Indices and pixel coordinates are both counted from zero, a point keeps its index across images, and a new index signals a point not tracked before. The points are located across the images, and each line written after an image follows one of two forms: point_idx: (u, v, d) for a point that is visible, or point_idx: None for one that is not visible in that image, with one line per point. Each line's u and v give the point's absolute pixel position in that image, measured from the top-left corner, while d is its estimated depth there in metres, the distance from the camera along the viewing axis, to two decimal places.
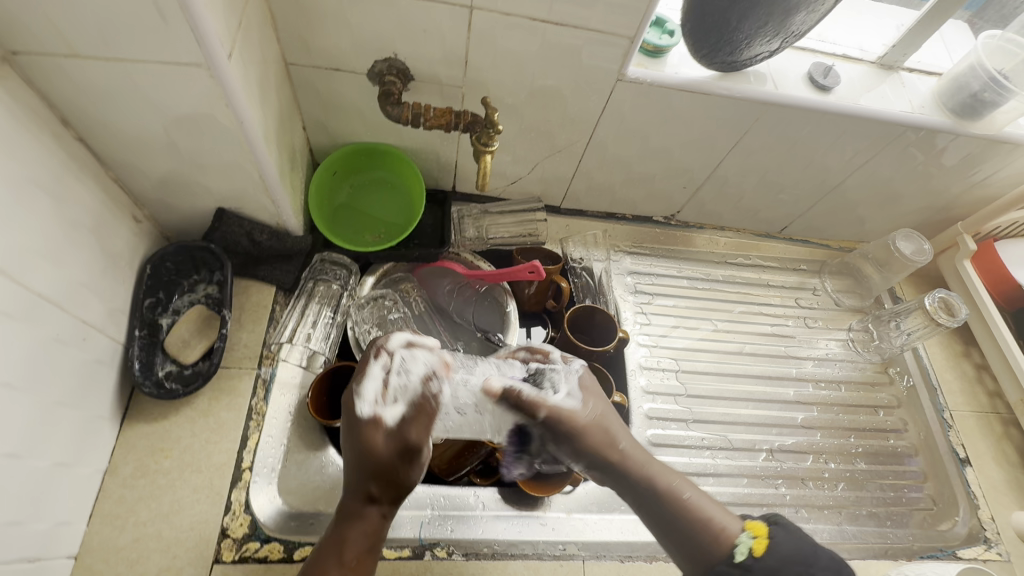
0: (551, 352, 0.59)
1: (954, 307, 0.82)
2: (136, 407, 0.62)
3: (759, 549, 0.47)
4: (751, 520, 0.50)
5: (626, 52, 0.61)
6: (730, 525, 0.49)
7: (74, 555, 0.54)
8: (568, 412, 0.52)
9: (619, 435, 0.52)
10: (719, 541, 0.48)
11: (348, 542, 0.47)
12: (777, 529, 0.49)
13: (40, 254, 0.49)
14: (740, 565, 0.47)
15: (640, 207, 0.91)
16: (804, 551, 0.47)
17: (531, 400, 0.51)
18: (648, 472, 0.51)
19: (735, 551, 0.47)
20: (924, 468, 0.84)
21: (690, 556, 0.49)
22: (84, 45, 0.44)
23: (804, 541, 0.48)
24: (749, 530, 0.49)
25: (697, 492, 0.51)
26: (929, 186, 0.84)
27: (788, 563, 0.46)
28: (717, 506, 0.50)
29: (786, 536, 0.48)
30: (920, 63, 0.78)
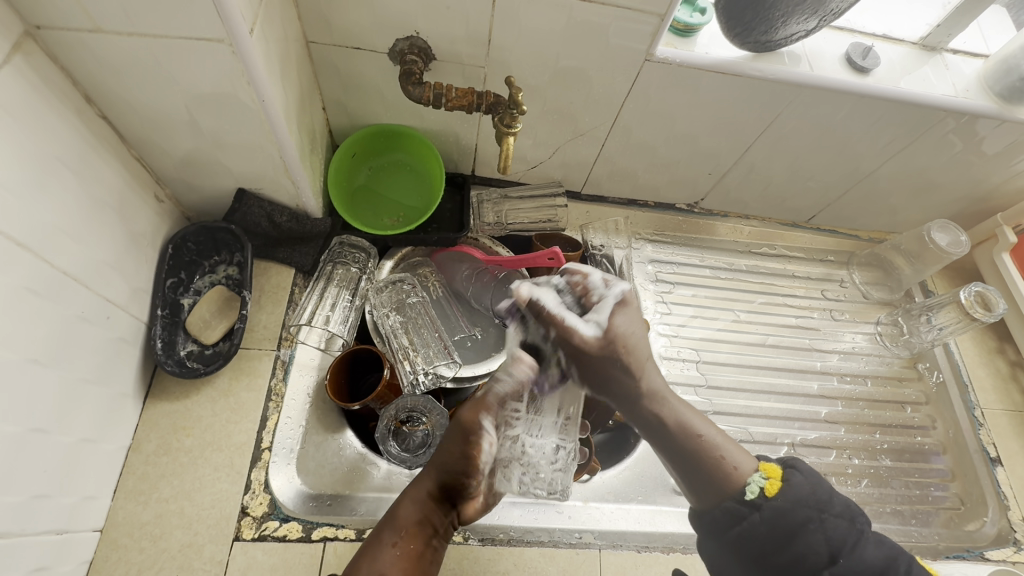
0: (590, 279, 0.59)
1: (991, 301, 0.79)
2: (159, 386, 0.62)
3: (771, 489, 0.53)
4: (766, 464, 0.56)
5: (656, 30, 0.59)
6: (742, 465, 0.55)
7: (99, 529, 0.55)
8: (586, 336, 0.56)
9: (650, 378, 0.61)
10: (733, 477, 0.55)
11: (403, 511, 0.51)
12: (795, 472, 0.54)
13: (64, 231, 0.49)
14: (750, 502, 0.53)
15: (663, 193, 0.89)
16: (818, 496, 0.53)
17: (559, 320, 0.56)
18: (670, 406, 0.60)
19: (748, 489, 0.54)
20: (952, 466, 0.82)
21: (704, 490, 0.57)
22: (108, 20, 0.43)
23: (819, 487, 0.53)
24: (763, 471, 0.55)
25: (713, 432, 0.59)
26: (967, 175, 0.80)
27: (800, 506, 0.51)
28: (732, 447, 0.58)
29: (801, 481, 0.54)
30: (965, 44, 0.74)
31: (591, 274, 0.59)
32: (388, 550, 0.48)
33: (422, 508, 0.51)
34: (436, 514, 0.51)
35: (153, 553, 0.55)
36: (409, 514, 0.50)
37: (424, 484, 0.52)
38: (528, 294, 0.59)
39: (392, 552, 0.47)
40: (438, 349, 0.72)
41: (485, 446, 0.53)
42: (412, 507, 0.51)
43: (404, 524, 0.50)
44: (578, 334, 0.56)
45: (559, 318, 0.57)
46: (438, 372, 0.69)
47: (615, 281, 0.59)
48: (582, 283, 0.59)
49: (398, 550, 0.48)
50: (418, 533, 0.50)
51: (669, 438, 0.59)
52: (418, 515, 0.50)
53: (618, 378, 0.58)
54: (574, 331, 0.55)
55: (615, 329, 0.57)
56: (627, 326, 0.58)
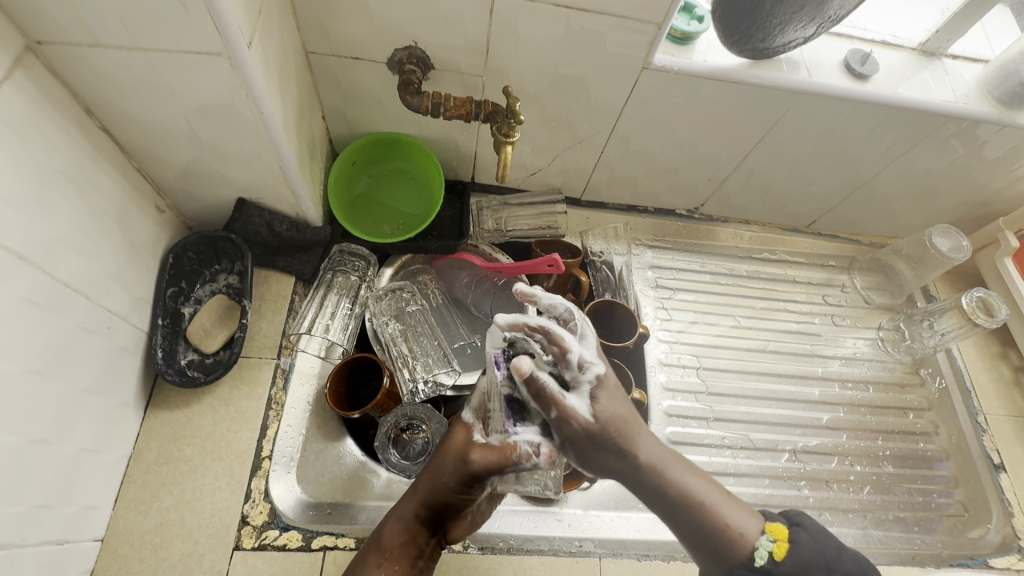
0: (572, 351, 0.48)
1: (993, 306, 0.79)
2: (159, 395, 0.63)
3: (779, 553, 0.49)
4: (772, 523, 0.51)
5: (653, 39, 0.59)
6: (748, 529, 0.50)
7: (100, 538, 0.55)
8: (580, 420, 0.48)
9: (644, 443, 0.51)
10: (739, 545, 0.49)
11: (385, 535, 0.50)
12: (800, 531, 0.51)
13: (65, 243, 0.49)
14: (760, 569, 0.49)
15: (662, 199, 0.89)
16: (826, 555, 0.49)
17: (557, 401, 0.47)
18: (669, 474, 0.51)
19: (757, 554, 0.49)
20: (956, 473, 0.81)
21: (707, 558, 0.50)
22: (107, 34, 0.44)
23: (827, 545, 0.50)
24: (770, 533, 0.50)
25: (712, 488, 0.52)
26: (968, 180, 0.80)
27: (809, 570, 0.49)
28: (733, 501, 0.51)
29: (808, 541, 0.50)
30: (965, 50, 0.74)
31: (585, 333, 0.51)
32: (371, 570, 0.48)
33: (405, 530, 0.50)
34: (422, 536, 0.50)
35: (154, 562, 0.56)
36: (392, 536, 0.49)
37: (409, 506, 0.50)
38: (517, 318, 0.50)
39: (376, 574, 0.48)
40: (438, 357, 0.73)
41: (477, 467, 0.46)
42: (395, 530, 0.50)
43: (388, 546, 0.49)
44: (575, 418, 0.48)
45: (560, 400, 0.48)
46: (437, 380, 0.69)
47: (592, 360, 0.49)
48: (561, 346, 0.48)
49: (383, 573, 0.48)
50: (404, 554, 0.49)
51: (667, 508, 0.51)
52: (403, 540, 0.49)
53: (605, 456, 0.50)
54: (573, 416, 0.48)
55: (605, 413, 0.49)
56: (611, 400, 0.50)
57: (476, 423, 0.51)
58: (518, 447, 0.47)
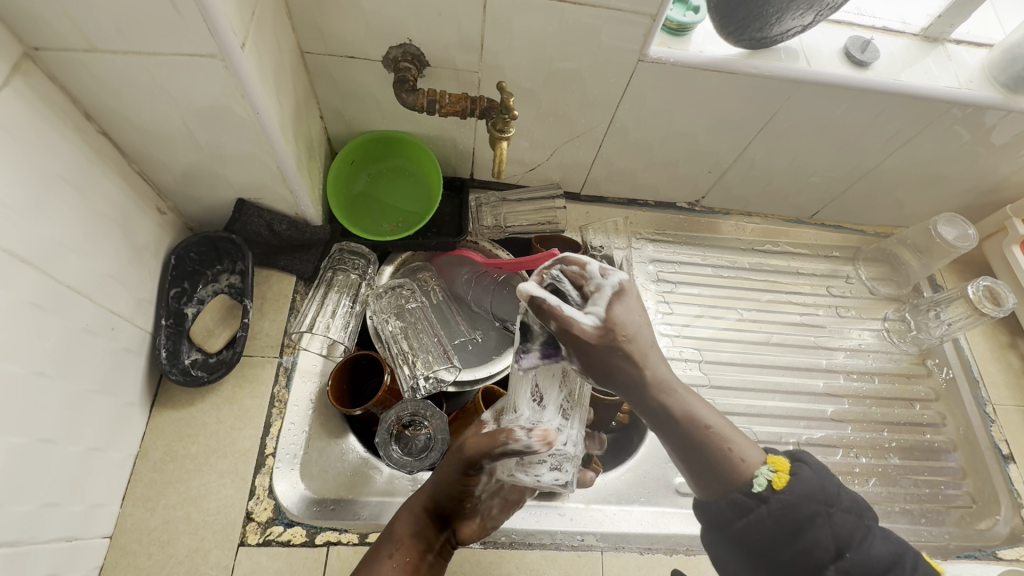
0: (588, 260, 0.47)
1: (1000, 295, 0.78)
2: (165, 394, 0.64)
3: (779, 484, 0.46)
4: (773, 455, 0.47)
5: (648, 30, 0.59)
6: (750, 455, 0.47)
7: (109, 536, 0.56)
8: (584, 326, 0.44)
9: (658, 371, 0.46)
10: (739, 470, 0.46)
11: (396, 528, 0.51)
12: (803, 466, 0.47)
13: (68, 246, 0.50)
14: (758, 496, 0.46)
15: (663, 192, 0.89)
16: (826, 490, 0.46)
17: (555, 311, 0.43)
18: (681, 401, 0.46)
19: (755, 482, 0.46)
20: (964, 464, 0.81)
21: (708, 484, 0.48)
22: (102, 39, 0.44)
23: (828, 481, 0.47)
24: (770, 463, 0.47)
25: (718, 418, 0.48)
26: (974, 168, 0.79)
27: (809, 499, 0.45)
28: (741, 436, 0.47)
29: (809, 475, 0.47)
30: (969, 34, 0.73)
31: (586, 257, 0.47)
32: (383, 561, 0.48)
33: (419, 523, 0.51)
34: (433, 528, 0.51)
35: (161, 558, 0.57)
36: (403, 525, 0.50)
37: (419, 496, 0.52)
38: None
39: (388, 562, 0.48)
40: (438, 353, 0.72)
41: (477, 447, 0.47)
42: (407, 520, 0.51)
43: (399, 537, 0.50)
44: (576, 325, 0.44)
45: (561, 304, 0.45)
46: (438, 377, 0.69)
47: (610, 269, 0.46)
48: (577, 263, 0.47)
49: (393, 564, 0.48)
50: (414, 547, 0.50)
51: (679, 433, 0.47)
52: (416, 530, 0.50)
53: (624, 379, 0.45)
54: (574, 322, 0.43)
55: (619, 322, 0.44)
56: (627, 315, 0.45)
57: (489, 419, 0.51)
58: (514, 432, 0.46)
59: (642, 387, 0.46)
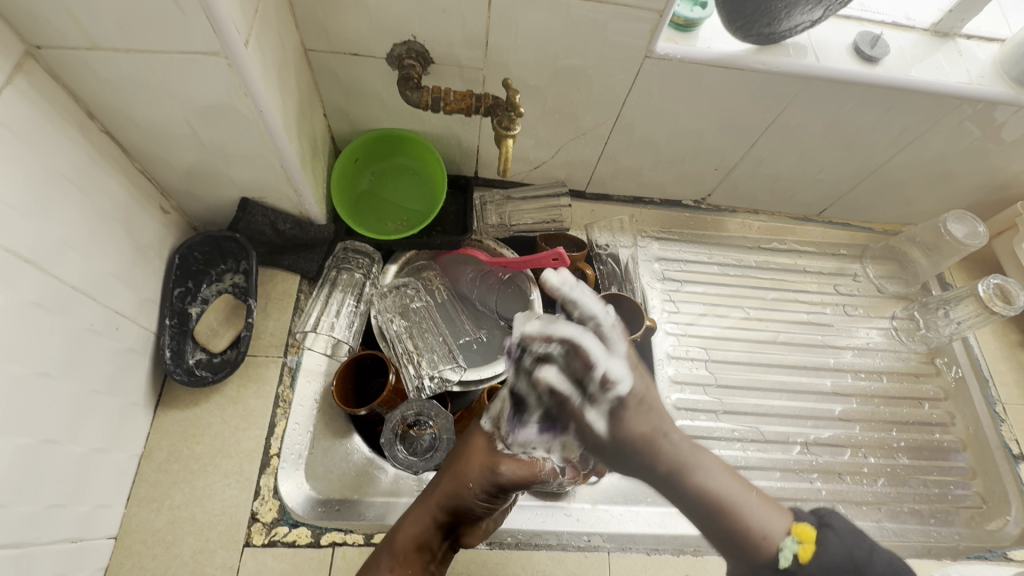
0: (596, 317, 0.50)
1: (1010, 294, 0.77)
2: (169, 394, 0.63)
3: (805, 556, 0.43)
4: (798, 522, 0.45)
5: (655, 26, 0.58)
6: (774, 529, 0.45)
7: (113, 536, 0.56)
8: (597, 436, 0.49)
9: (671, 445, 0.49)
10: (763, 545, 0.44)
11: (397, 540, 0.52)
12: (829, 532, 0.44)
13: (71, 246, 0.50)
14: (784, 571, 0.43)
15: (669, 190, 0.88)
16: (856, 557, 0.43)
17: (573, 416, 0.49)
18: (693, 476, 0.48)
19: (780, 555, 0.44)
20: (974, 464, 0.80)
21: (732, 555, 0.47)
22: (104, 37, 0.44)
23: (858, 545, 0.44)
24: (795, 534, 0.44)
25: (739, 489, 0.48)
26: (984, 164, 0.78)
27: (837, 572, 0.42)
28: (764, 504, 0.47)
29: (836, 542, 0.44)
30: (980, 29, 0.72)
31: (595, 310, 0.51)
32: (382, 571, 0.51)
33: (421, 534, 0.53)
34: (434, 541, 0.53)
35: (166, 559, 0.56)
36: (409, 538, 0.52)
37: (426, 509, 0.53)
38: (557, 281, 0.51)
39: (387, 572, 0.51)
40: (443, 353, 0.72)
41: (501, 466, 0.51)
42: (412, 532, 0.53)
43: (400, 549, 0.52)
44: (591, 433, 0.49)
45: (580, 390, 0.48)
46: (443, 377, 0.69)
47: (617, 379, 0.48)
48: (585, 357, 0.48)
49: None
50: (417, 558, 0.52)
51: (693, 504, 0.48)
52: (415, 542, 0.52)
53: (627, 455, 0.49)
54: (590, 429, 0.49)
55: (627, 422, 0.49)
56: (632, 420, 0.49)
57: (493, 431, 0.54)
58: (545, 465, 0.52)
59: (654, 469, 0.49)
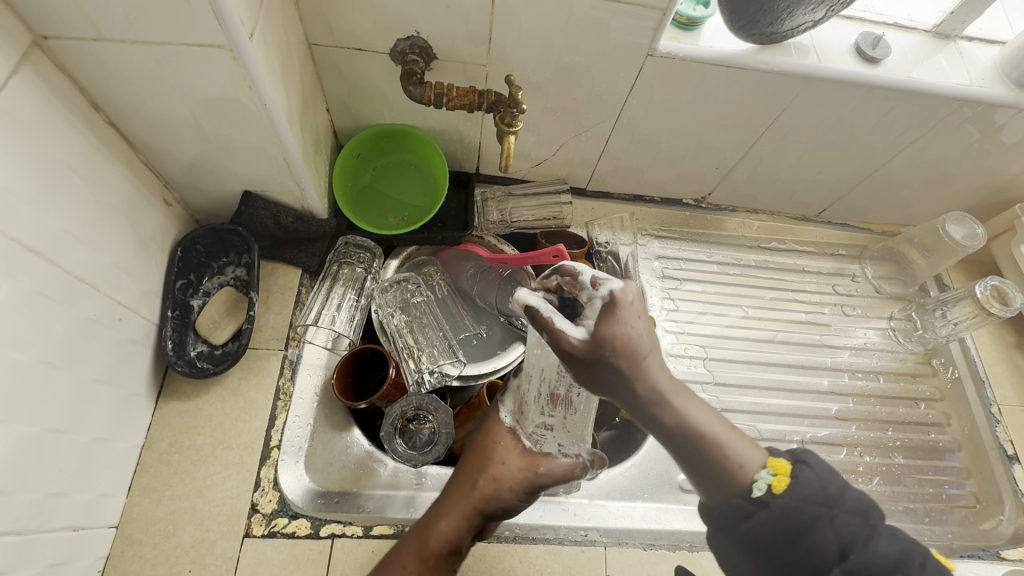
0: (581, 272, 0.45)
1: (1008, 294, 0.78)
2: (171, 385, 0.64)
3: (779, 487, 0.44)
4: (773, 457, 0.45)
5: (658, 25, 0.58)
6: (749, 461, 0.45)
7: (115, 525, 0.57)
8: (575, 340, 0.43)
9: (651, 369, 0.45)
10: (735, 476, 0.45)
11: (429, 540, 0.51)
12: (803, 468, 0.45)
13: (75, 236, 0.50)
14: (757, 501, 0.44)
15: (670, 188, 0.88)
16: (829, 492, 0.43)
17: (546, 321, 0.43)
18: (673, 400, 0.45)
19: (753, 487, 0.44)
20: (968, 464, 0.80)
21: (704, 484, 0.47)
22: (110, 28, 0.44)
23: (832, 483, 0.44)
24: (770, 466, 0.45)
25: (717, 420, 0.46)
26: (984, 166, 0.78)
27: (809, 502, 0.43)
28: (741, 435, 0.46)
29: (810, 477, 0.44)
30: (981, 31, 0.72)
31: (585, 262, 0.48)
32: (417, 575, 0.49)
33: (450, 535, 0.51)
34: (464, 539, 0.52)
35: (167, 549, 0.57)
36: (441, 541, 0.51)
37: (461, 512, 0.52)
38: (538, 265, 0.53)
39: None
40: (443, 348, 0.72)
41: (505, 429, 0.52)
42: (444, 535, 0.51)
43: (432, 551, 0.50)
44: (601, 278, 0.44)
45: (551, 321, 0.43)
46: (443, 371, 0.69)
47: (606, 277, 0.44)
48: (569, 275, 0.46)
49: None
50: (443, 562, 0.51)
51: (675, 438, 0.46)
52: (448, 542, 0.51)
53: (610, 374, 0.44)
54: (563, 338, 0.43)
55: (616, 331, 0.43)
56: (627, 319, 0.43)
57: (513, 423, 0.57)
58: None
59: (633, 390, 0.45)
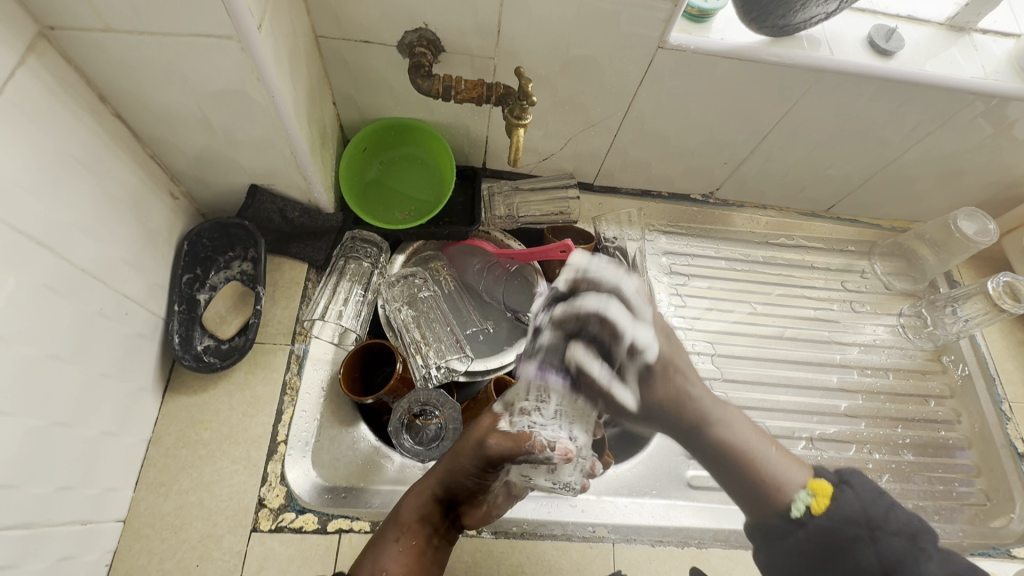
0: (625, 332, 0.55)
1: (1020, 291, 0.76)
2: (177, 379, 0.64)
3: (818, 508, 0.47)
4: (817, 479, 0.50)
5: (669, 16, 0.57)
6: (790, 479, 0.50)
7: (122, 519, 0.57)
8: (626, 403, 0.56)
9: (695, 398, 0.59)
10: (778, 496, 0.49)
11: (402, 511, 0.52)
12: (846, 490, 0.48)
13: (81, 230, 0.50)
14: (796, 520, 0.47)
15: (677, 183, 0.87)
16: (869, 515, 0.46)
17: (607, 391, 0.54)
18: (714, 428, 0.57)
19: (792, 507, 0.48)
20: (978, 461, 0.80)
21: (755, 510, 0.51)
22: (118, 19, 0.43)
23: (872, 504, 0.47)
24: (811, 488, 0.49)
25: (760, 443, 0.56)
26: (997, 161, 0.77)
27: (851, 523, 0.45)
28: (788, 463, 0.52)
29: (851, 498, 0.48)
30: (995, 24, 0.71)
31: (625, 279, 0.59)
32: (391, 545, 0.50)
33: (423, 508, 0.52)
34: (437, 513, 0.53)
35: (174, 543, 0.57)
36: (410, 510, 0.52)
37: (427, 485, 0.53)
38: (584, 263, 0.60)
39: (397, 547, 0.50)
40: (450, 343, 0.72)
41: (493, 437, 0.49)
42: (413, 505, 0.52)
43: (405, 520, 0.51)
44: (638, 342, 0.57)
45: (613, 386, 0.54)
46: (450, 367, 0.69)
47: (646, 345, 0.57)
48: (613, 327, 0.55)
49: (399, 547, 0.50)
50: (419, 531, 0.51)
51: (722, 458, 0.56)
52: (420, 512, 0.52)
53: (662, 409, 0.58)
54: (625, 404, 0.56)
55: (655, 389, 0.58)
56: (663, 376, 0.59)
57: (504, 412, 0.52)
58: (536, 440, 0.48)
59: (679, 419, 0.58)
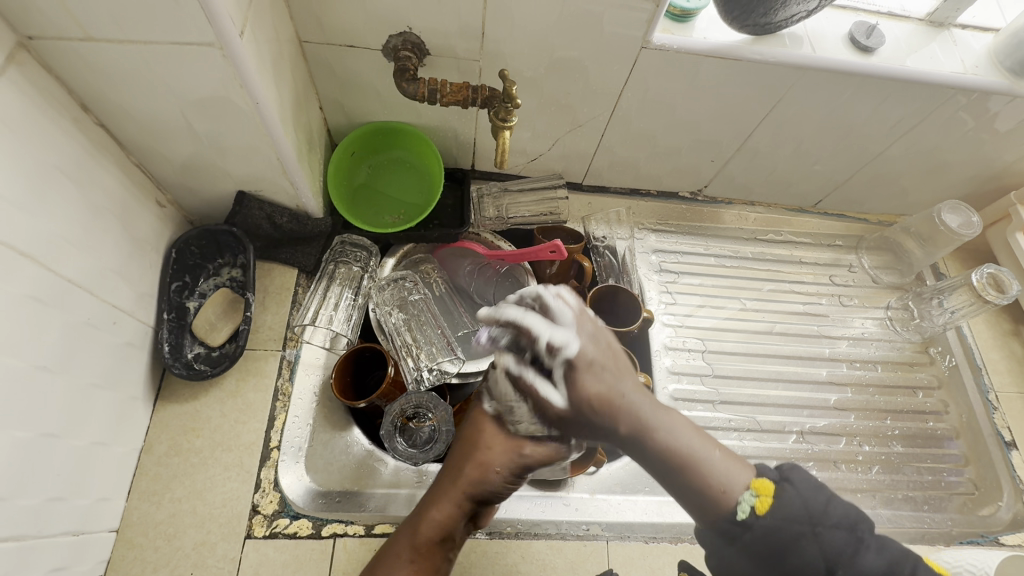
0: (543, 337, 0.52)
1: (1004, 282, 0.78)
2: (169, 388, 0.64)
3: (762, 507, 0.48)
4: (759, 478, 0.49)
5: (652, 17, 0.58)
6: (733, 481, 0.49)
7: (115, 529, 0.57)
8: (556, 409, 0.52)
9: (631, 405, 0.53)
10: (722, 495, 0.49)
11: (420, 528, 0.52)
12: (788, 487, 0.49)
13: (67, 240, 0.50)
14: (742, 522, 0.48)
15: (666, 182, 0.88)
16: (810, 510, 0.47)
17: (529, 385, 0.53)
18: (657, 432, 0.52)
19: (739, 508, 0.48)
20: (966, 451, 0.81)
21: (700, 511, 0.52)
22: (98, 28, 0.43)
23: (814, 500, 0.48)
24: (754, 488, 0.49)
25: (704, 444, 0.52)
26: (980, 154, 0.78)
27: (792, 521, 0.47)
28: (728, 460, 0.51)
29: (794, 495, 0.48)
30: (974, 19, 0.72)
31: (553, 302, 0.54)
32: (406, 566, 0.49)
33: (443, 524, 0.52)
34: (453, 529, 0.53)
35: (168, 552, 0.57)
36: (430, 528, 0.51)
37: (452, 500, 0.53)
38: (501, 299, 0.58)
39: (413, 568, 0.49)
40: (442, 345, 0.72)
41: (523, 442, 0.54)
42: (433, 522, 0.52)
43: (422, 540, 0.51)
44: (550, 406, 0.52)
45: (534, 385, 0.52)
46: (442, 369, 0.69)
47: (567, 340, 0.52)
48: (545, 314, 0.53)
49: (416, 568, 0.49)
50: (436, 551, 0.51)
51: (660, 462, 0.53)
52: (438, 531, 0.52)
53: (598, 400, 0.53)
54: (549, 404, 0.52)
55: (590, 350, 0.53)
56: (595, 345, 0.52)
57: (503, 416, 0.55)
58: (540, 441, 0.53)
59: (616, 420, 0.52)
